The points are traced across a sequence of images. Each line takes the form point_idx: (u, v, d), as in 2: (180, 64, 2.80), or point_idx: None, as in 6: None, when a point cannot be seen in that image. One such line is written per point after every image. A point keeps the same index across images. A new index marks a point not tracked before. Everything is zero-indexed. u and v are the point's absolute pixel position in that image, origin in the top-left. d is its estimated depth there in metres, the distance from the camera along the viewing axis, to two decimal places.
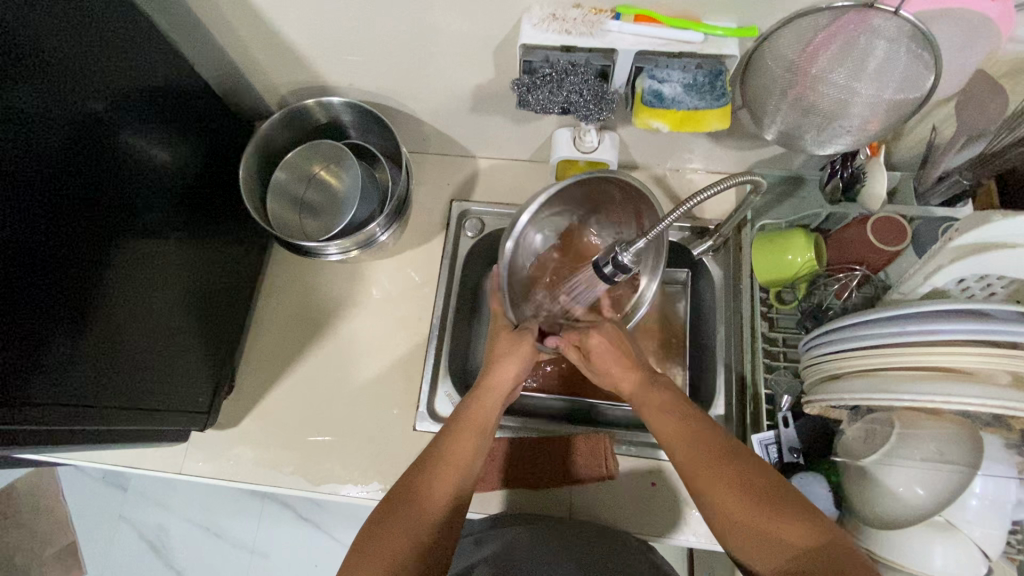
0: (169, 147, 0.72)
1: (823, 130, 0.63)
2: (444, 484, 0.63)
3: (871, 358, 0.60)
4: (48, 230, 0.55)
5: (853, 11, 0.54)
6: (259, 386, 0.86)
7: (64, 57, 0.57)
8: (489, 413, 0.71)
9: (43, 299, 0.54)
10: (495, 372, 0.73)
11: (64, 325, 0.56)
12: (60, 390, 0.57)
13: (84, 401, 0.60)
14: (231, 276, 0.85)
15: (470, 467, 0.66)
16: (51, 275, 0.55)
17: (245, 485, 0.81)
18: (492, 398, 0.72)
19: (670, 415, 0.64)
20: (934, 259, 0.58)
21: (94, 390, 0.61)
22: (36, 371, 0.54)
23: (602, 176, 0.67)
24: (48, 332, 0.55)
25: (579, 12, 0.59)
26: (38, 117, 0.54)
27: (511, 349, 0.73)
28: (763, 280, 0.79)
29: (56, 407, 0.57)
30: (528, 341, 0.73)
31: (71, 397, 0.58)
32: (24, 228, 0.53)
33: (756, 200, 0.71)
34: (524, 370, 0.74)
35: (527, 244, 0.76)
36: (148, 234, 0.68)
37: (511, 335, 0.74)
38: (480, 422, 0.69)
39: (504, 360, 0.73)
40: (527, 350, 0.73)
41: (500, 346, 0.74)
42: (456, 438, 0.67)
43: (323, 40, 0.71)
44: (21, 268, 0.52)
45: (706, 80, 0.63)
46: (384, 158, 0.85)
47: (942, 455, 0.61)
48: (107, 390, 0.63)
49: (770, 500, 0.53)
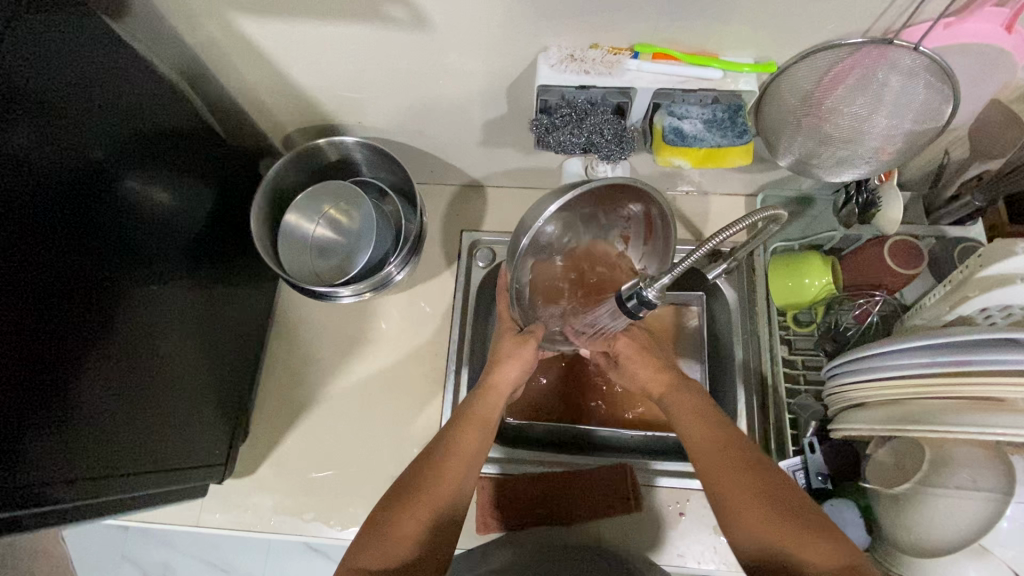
0: (177, 191, 0.69)
1: (838, 157, 0.63)
2: (445, 479, 0.62)
3: (904, 390, 0.60)
4: (44, 289, 0.52)
5: (871, 46, 0.53)
6: (276, 430, 0.84)
7: (62, 102, 0.53)
8: (492, 409, 0.70)
9: (39, 360, 0.51)
10: (498, 372, 0.72)
11: (63, 388, 0.53)
12: (67, 454, 0.54)
13: (91, 462, 0.57)
14: (240, 319, 0.83)
15: (473, 462, 0.65)
16: (53, 333, 0.52)
17: (264, 534, 0.79)
18: (493, 398, 0.70)
19: (700, 420, 0.63)
20: (961, 291, 0.60)
21: (101, 449, 0.58)
22: (41, 435, 0.51)
23: (607, 183, 0.63)
24: (53, 394, 0.52)
25: (598, 53, 0.60)
26: (34, 167, 0.51)
27: (515, 351, 0.73)
28: (780, 303, 0.79)
29: (63, 472, 0.54)
30: (530, 344, 0.73)
31: (79, 459, 0.55)
32: (24, 288, 0.50)
33: (774, 228, 0.69)
34: (525, 374, 0.73)
35: (538, 241, 0.72)
36: (155, 281, 0.66)
37: (515, 338, 0.74)
38: (482, 416, 0.68)
39: (507, 361, 0.72)
40: (529, 354, 0.72)
41: (504, 348, 0.74)
42: (461, 434, 0.66)
43: (333, 81, 0.70)
44: (24, 328, 0.50)
45: (725, 115, 0.64)
46: (393, 193, 0.85)
47: (975, 483, 0.59)
48: (117, 448, 0.60)
49: (789, 509, 0.53)
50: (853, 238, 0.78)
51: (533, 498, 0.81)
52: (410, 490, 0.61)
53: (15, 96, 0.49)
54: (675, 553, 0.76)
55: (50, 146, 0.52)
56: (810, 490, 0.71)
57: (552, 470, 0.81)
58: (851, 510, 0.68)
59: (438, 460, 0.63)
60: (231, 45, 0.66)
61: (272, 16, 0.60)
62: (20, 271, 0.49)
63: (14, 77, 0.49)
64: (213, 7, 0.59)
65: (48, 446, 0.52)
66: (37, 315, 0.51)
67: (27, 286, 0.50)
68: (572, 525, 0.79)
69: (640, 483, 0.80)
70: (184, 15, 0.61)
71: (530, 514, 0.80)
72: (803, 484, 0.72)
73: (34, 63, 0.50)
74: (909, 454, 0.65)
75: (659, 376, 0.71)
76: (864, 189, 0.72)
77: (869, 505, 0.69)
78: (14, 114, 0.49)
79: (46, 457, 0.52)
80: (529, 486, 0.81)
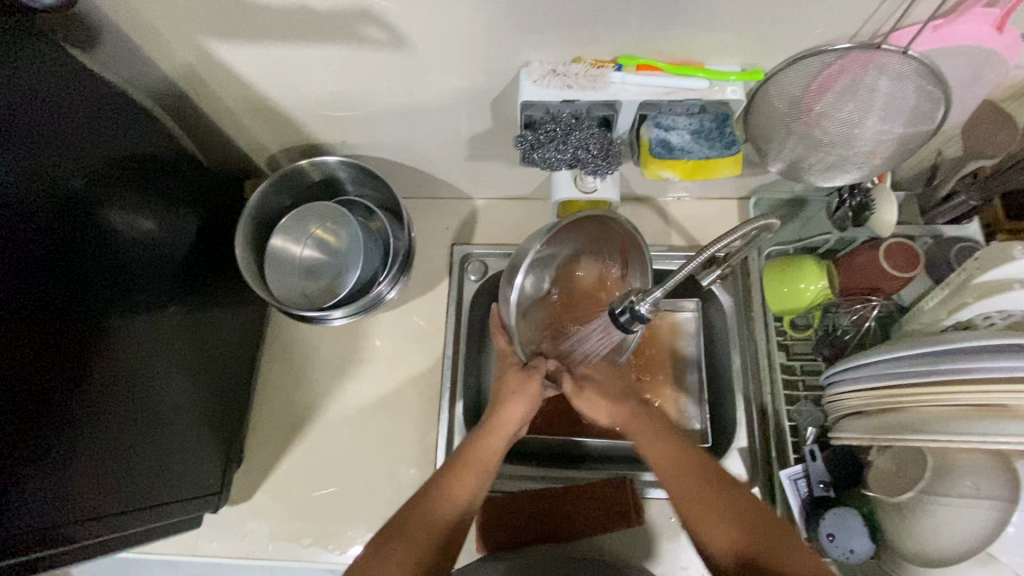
0: (164, 220, 0.68)
1: (828, 163, 0.62)
2: (438, 523, 0.58)
3: (902, 399, 0.59)
4: (28, 327, 0.51)
5: (859, 51, 0.52)
6: (270, 456, 0.83)
7: (41, 134, 0.52)
8: (493, 451, 0.65)
9: (24, 399, 0.50)
10: (502, 411, 0.66)
11: (48, 429, 0.52)
12: (49, 496, 0.52)
13: (75, 502, 0.55)
14: (231, 343, 0.81)
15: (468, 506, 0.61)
16: (37, 370, 0.51)
17: (262, 561, 0.78)
18: (497, 438, 0.66)
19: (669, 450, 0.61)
20: (959, 296, 0.61)
21: (87, 489, 0.56)
22: (20, 482, 0.50)
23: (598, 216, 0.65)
24: (36, 437, 0.51)
25: (580, 67, 0.59)
26: (13, 199, 0.50)
27: (520, 387, 0.67)
28: (774, 309, 0.78)
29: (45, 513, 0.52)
30: (536, 379, 0.67)
31: (62, 500, 0.54)
32: (7, 327, 0.49)
33: (766, 236, 0.67)
34: (531, 411, 0.68)
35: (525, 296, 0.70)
36: (141, 311, 0.64)
37: (518, 372, 0.68)
38: (482, 458, 0.64)
39: (513, 398, 0.67)
40: (535, 390, 0.67)
41: (507, 383, 0.68)
42: (459, 481, 0.62)
43: (313, 101, 0.69)
44: (11, 367, 0.49)
45: (712, 125, 0.63)
46: (379, 209, 0.84)
47: (979, 491, 0.58)
48: (102, 489, 0.58)
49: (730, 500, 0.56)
50: (847, 240, 0.77)
51: (533, 514, 0.79)
52: (403, 529, 0.57)
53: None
54: (678, 566, 0.75)
55: (31, 179, 0.51)
56: (812, 499, 0.70)
57: (553, 485, 0.81)
58: (854, 517, 0.65)
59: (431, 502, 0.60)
60: (208, 72, 0.65)
61: (247, 40, 0.59)
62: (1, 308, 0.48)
63: None
64: (185, 33, 0.58)
65: (28, 494, 0.50)
66: (19, 353, 0.49)
67: (7, 324, 0.49)
68: (572, 542, 0.78)
69: (642, 497, 0.79)
70: (158, 41, 0.60)
71: (525, 532, 0.79)
72: (805, 494, 0.71)
73: (13, 98, 0.50)
74: (910, 463, 0.65)
75: (616, 411, 0.66)
76: (856, 193, 0.71)
77: (873, 510, 0.67)
78: None
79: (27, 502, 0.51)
80: (529, 503, 0.80)
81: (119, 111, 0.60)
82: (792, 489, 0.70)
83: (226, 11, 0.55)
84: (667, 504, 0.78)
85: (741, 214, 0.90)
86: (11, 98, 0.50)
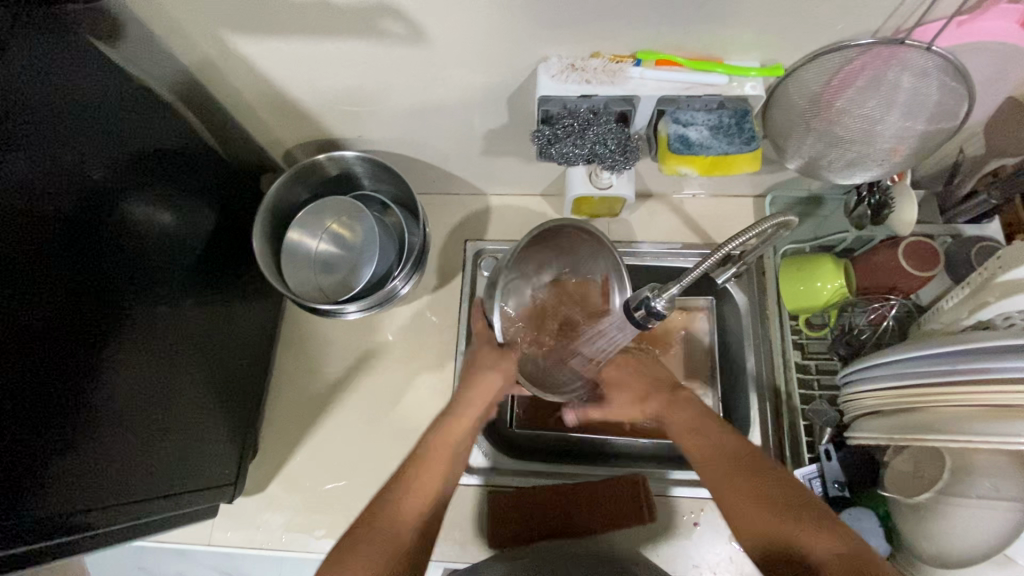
0: (180, 212, 0.68)
1: (847, 160, 0.61)
2: (416, 498, 0.60)
3: (920, 399, 0.58)
4: (48, 316, 0.51)
5: (881, 47, 0.52)
6: (285, 448, 0.84)
7: (64, 126, 0.53)
8: (461, 429, 0.69)
9: (41, 387, 0.50)
10: (473, 388, 0.72)
11: (65, 417, 0.52)
12: (63, 484, 0.52)
13: (88, 491, 0.55)
14: (247, 336, 0.82)
15: (445, 479, 0.64)
16: (54, 357, 0.51)
17: (275, 552, 0.79)
18: (468, 415, 0.70)
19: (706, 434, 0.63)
20: (980, 295, 0.60)
21: (99, 478, 0.56)
22: (38, 471, 0.50)
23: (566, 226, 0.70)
24: (46, 423, 0.51)
25: (599, 62, 0.59)
26: (34, 189, 0.50)
27: (494, 363, 0.73)
28: (790, 307, 0.78)
29: (57, 500, 0.52)
30: (511, 355, 0.73)
31: (74, 488, 0.54)
32: (26, 315, 0.49)
33: (785, 234, 0.66)
34: (504, 387, 0.73)
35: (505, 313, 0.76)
36: (161, 303, 0.65)
37: (492, 350, 0.74)
38: (454, 434, 0.68)
39: (485, 372, 0.72)
40: (510, 366, 0.73)
41: (480, 360, 0.74)
42: (431, 458, 0.65)
43: (330, 96, 0.70)
44: (28, 357, 0.49)
45: (732, 121, 0.62)
46: (394, 204, 0.85)
47: (998, 492, 0.57)
48: (115, 479, 0.58)
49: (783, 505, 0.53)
50: (866, 238, 0.76)
51: (544, 510, 0.79)
52: (375, 511, 0.58)
53: (10, 118, 0.49)
54: (691, 564, 0.75)
55: (52, 170, 0.52)
56: (827, 499, 0.69)
57: (564, 482, 0.81)
58: (869, 518, 0.66)
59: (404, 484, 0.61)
60: (228, 66, 0.65)
61: (268, 34, 0.60)
62: (18, 298, 0.49)
63: (18, 102, 0.49)
64: (207, 27, 0.59)
65: (44, 481, 0.51)
66: (37, 343, 0.50)
67: (24, 313, 0.49)
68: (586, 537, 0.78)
69: (654, 495, 0.79)
70: (180, 35, 0.60)
71: (535, 529, 0.78)
72: (821, 492, 0.70)
73: (37, 91, 0.51)
74: (929, 463, 0.64)
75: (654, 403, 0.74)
76: (877, 191, 0.70)
77: (889, 512, 0.67)
78: (14, 139, 0.49)
79: (43, 488, 0.51)
80: (541, 499, 0.80)
81: (138, 105, 0.60)
82: (806, 488, 0.70)
83: (248, 5, 0.55)
84: (679, 501, 0.78)
85: (756, 211, 0.89)
86: (36, 92, 0.50)
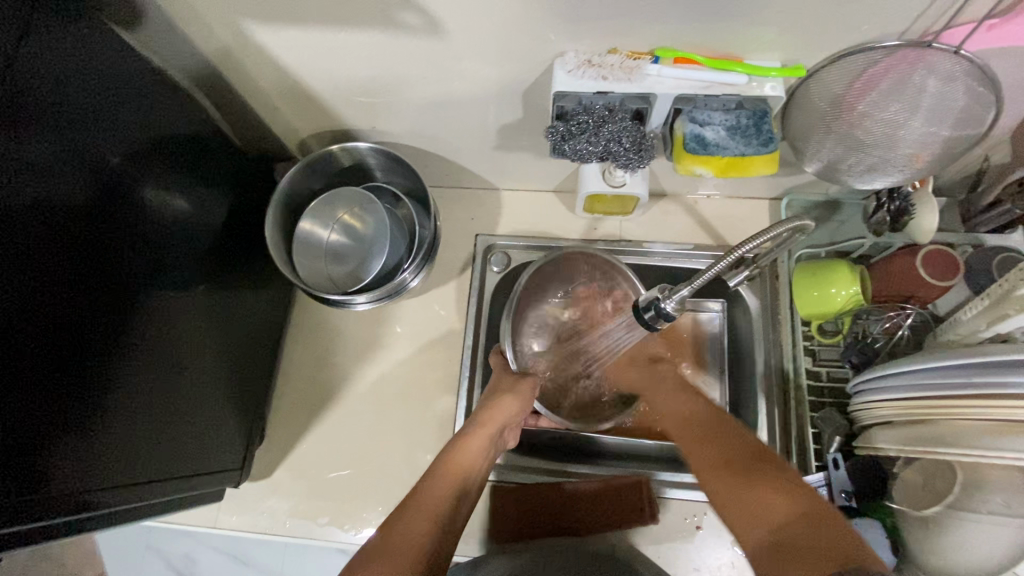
0: (192, 198, 0.68)
1: (867, 164, 0.60)
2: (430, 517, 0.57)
3: (934, 410, 0.57)
4: (63, 298, 0.52)
5: (908, 48, 0.51)
6: (292, 436, 0.85)
7: (79, 107, 0.53)
8: (477, 453, 0.66)
9: (56, 368, 0.51)
10: (493, 411, 0.70)
11: (77, 397, 0.53)
12: (73, 461, 0.53)
13: (95, 470, 0.55)
14: (256, 324, 0.82)
15: (459, 506, 0.60)
16: (69, 339, 0.52)
17: (279, 537, 0.80)
18: (482, 438, 0.67)
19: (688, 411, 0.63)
20: (999, 308, 0.58)
21: (107, 457, 0.57)
22: (49, 451, 0.51)
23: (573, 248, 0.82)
24: (60, 403, 0.51)
25: (616, 58, 0.58)
26: (49, 170, 0.50)
27: (513, 387, 0.75)
28: (804, 314, 0.77)
29: (67, 479, 0.52)
30: (525, 381, 0.75)
31: (84, 467, 0.54)
32: (43, 296, 0.50)
33: (800, 238, 0.65)
34: (518, 412, 0.73)
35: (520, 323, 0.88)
36: (172, 288, 0.65)
37: (510, 377, 0.76)
38: (468, 462, 0.64)
39: (502, 396, 0.73)
40: (523, 392, 0.74)
41: (498, 386, 0.75)
42: (444, 479, 0.61)
43: (344, 85, 0.70)
44: (43, 337, 0.50)
45: (750, 122, 0.61)
46: (406, 197, 0.85)
47: (1009, 509, 0.55)
48: (121, 460, 0.58)
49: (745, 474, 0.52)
50: (882, 246, 0.77)
51: (546, 506, 0.79)
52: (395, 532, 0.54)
53: (22, 99, 0.48)
54: (691, 567, 0.75)
55: (70, 154, 0.52)
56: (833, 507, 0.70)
57: (567, 481, 0.80)
58: (874, 529, 0.67)
59: (419, 508, 0.57)
60: (244, 54, 0.66)
61: (284, 24, 0.60)
62: (30, 279, 0.49)
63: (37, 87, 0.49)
64: (225, 15, 0.59)
65: (55, 459, 0.51)
66: (50, 324, 0.50)
67: (40, 294, 0.50)
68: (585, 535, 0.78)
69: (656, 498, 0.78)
70: (197, 22, 0.61)
71: (537, 524, 0.79)
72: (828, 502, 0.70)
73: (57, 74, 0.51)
74: (938, 476, 0.62)
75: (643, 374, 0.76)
76: (897, 197, 0.69)
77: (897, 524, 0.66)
78: (33, 122, 0.49)
79: (52, 467, 0.51)
80: (540, 496, 0.80)
81: (152, 91, 0.61)
82: None
83: None
84: (681, 504, 0.77)
85: (771, 214, 0.88)
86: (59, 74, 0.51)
